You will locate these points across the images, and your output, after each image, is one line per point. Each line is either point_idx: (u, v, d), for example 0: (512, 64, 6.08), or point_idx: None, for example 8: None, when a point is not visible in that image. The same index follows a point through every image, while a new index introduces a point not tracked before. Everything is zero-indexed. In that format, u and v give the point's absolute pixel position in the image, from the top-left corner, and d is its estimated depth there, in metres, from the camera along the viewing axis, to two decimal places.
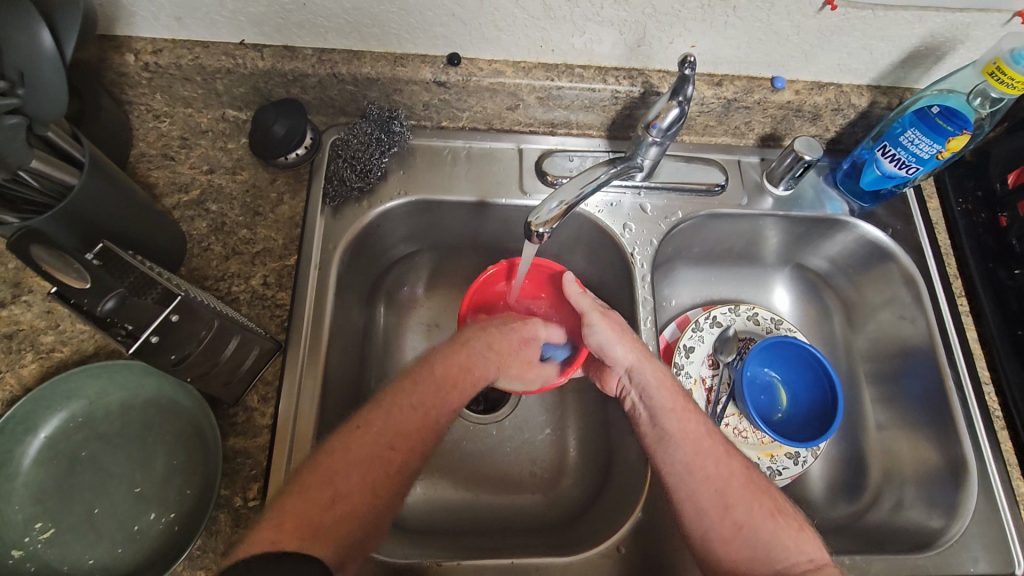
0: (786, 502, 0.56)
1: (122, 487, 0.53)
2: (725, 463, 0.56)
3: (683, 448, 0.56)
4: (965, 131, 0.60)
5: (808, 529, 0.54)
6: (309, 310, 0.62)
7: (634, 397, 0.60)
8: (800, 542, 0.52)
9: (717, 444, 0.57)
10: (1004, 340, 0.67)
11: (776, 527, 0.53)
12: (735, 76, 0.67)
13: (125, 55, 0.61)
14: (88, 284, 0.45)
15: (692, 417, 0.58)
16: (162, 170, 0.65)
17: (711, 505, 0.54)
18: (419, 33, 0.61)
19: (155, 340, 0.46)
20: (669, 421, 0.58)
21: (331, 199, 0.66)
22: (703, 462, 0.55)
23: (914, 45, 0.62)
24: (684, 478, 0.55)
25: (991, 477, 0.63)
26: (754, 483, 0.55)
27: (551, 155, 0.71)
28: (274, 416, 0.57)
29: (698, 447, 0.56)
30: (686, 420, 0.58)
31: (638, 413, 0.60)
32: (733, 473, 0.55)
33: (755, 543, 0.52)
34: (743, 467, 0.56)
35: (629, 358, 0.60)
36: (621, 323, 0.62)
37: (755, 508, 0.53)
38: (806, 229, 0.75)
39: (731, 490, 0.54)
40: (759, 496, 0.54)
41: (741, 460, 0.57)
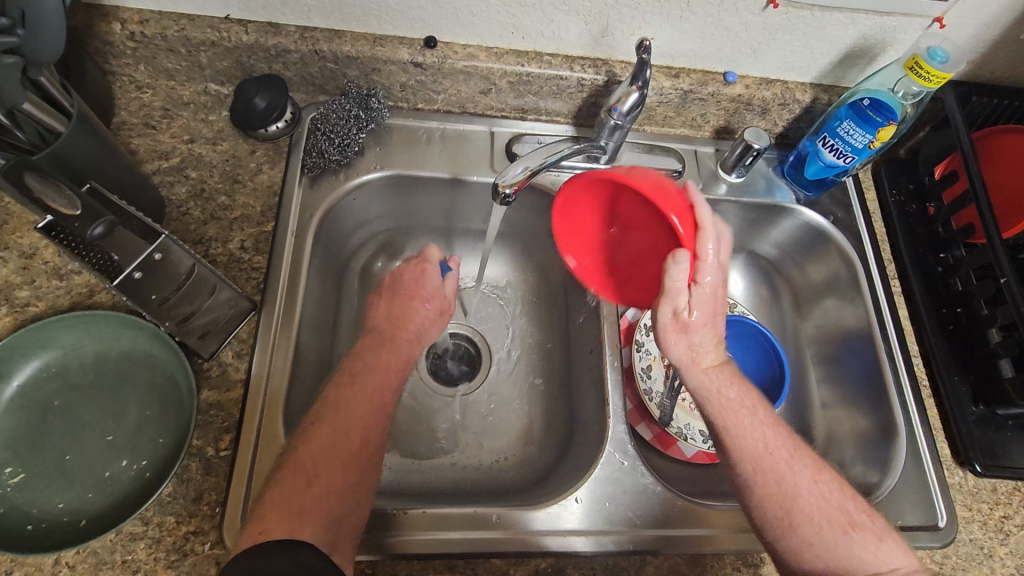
0: (860, 512, 0.55)
1: (95, 435, 0.54)
2: (791, 478, 0.55)
3: (744, 466, 0.56)
4: (892, 122, 0.66)
5: (888, 539, 0.53)
6: (286, 273, 0.64)
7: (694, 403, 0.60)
8: (878, 551, 0.52)
9: (781, 458, 0.56)
10: (929, 317, 0.73)
11: (850, 542, 0.52)
12: (691, 69, 0.73)
13: (112, 24, 0.63)
14: (79, 210, 0.49)
15: (753, 431, 0.57)
16: (144, 138, 0.67)
17: (778, 520, 0.54)
18: (397, 15, 0.65)
19: (138, 275, 0.52)
20: (734, 435, 0.57)
21: (310, 170, 0.68)
22: (764, 479, 0.55)
23: (849, 45, 0.69)
24: (743, 492, 0.56)
25: (917, 438, 0.68)
26: (822, 498, 0.55)
27: (520, 137, 0.75)
28: (247, 371, 0.59)
29: (763, 463, 0.56)
30: (751, 434, 0.57)
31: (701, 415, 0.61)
32: (798, 490, 0.55)
33: (833, 558, 0.52)
34: (812, 480, 0.56)
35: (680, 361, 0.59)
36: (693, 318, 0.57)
37: (825, 527, 0.53)
38: (757, 216, 0.81)
39: (797, 507, 0.54)
40: (827, 511, 0.54)
41: (810, 472, 0.56)
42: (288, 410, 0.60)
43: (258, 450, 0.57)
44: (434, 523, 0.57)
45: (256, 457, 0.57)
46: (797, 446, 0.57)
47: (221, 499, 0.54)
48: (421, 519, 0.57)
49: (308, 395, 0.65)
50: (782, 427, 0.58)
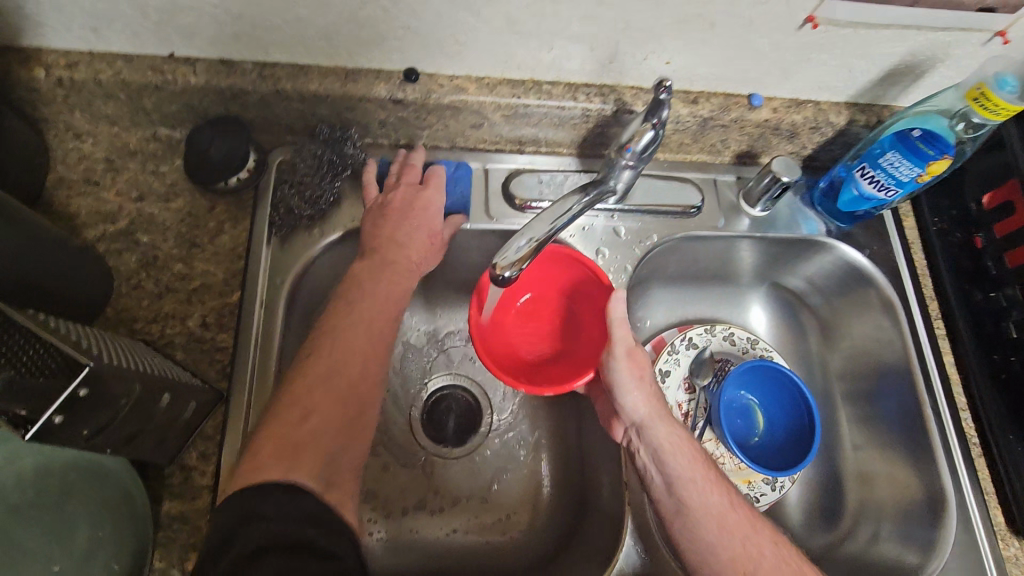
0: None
1: (37, 565, 0.45)
2: (754, 539, 0.52)
3: (709, 525, 0.53)
4: (946, 156, 0.57)
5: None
6: (255, 352, 0.56)
7: (645, 455, 0.57)
8: None
9: (745, 518, 0.53)
10: (980, 365, 0.66)
11: None
12: (711, 93, 0.63)
13: (35, 70, 0.54)
14: None
15: (715, 488, 0.54)
16: (85, 198, 0.58)
17: None
18: (371, 47, 0.55)
19: None
20: (691, 491, 0.54)
21: (279, 228, 0.60)
22: (728, 542, 0.52)
23: (893, 63, 0.60)
24: (706, 557, 0.52)
25: (967, 507, 0.62)
26: (783, 560, 0.52)
27: (518, 174, 0.66)
28: (216, 474, 0.52)
29: (722, 524, 0.52)
30: (713, 490, 0.54)
31: (652, 477, 0.57)
32: (762, 552, 0.51)
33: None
34: (773, 541, 0.53)
35: (639, 415, 0.57)
36: (641, 369, 0.58)
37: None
38: (782, 250, 0.73)
39: (762, 573, 0.50)
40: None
41: (771, 533, 0.53)
42: None
43: None
44: None
45: None
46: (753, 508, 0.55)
47: None
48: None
49: None
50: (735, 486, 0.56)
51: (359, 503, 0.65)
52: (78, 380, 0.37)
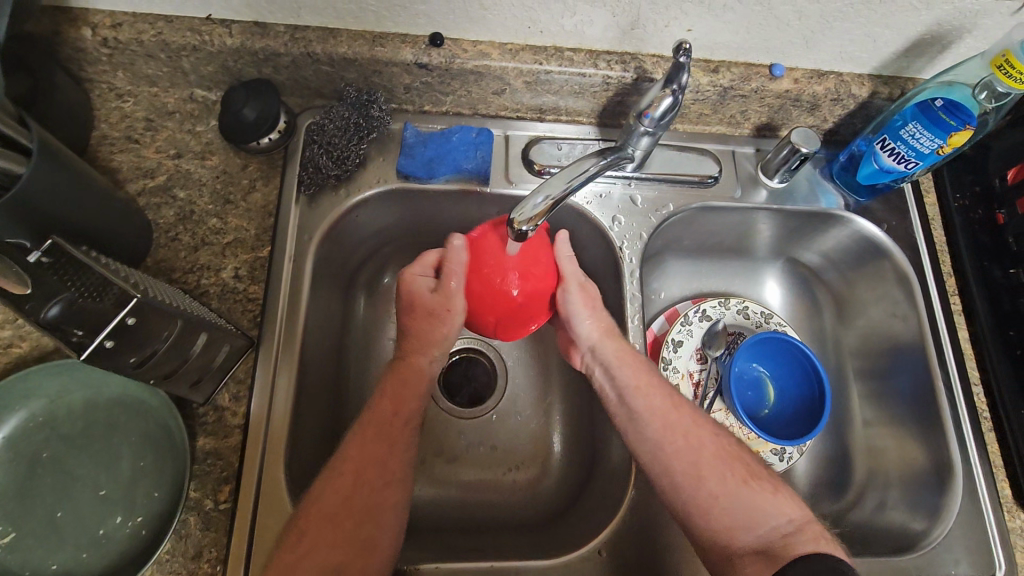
0: (758, 466, 0.56)
1: (87, 489, 0.51)
2: (696, 434, 0.56)
3: (653, 424, 0.57)
4: (968, 127, 0.57)
5: (783, 490, 0.55)
6: (284, 304, 0.59)
7: (599, 374, 0.61)
8: (775, 502, 0.53)
9: (686, 416, 0.58)
10: (995, 341, 0.66)
11: (752, 493, 0.53)
12: (732, 63, 0.64)
13: (82, 30, 0.56)
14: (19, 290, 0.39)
15: (658, 391, 0.59)
16: (126, 154, 0.62)
17: (685, 476, 0.54)
18: (398, 11, 0.57)
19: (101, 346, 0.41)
20: (637, 399, 0.58)
21: (307, 187, 0.62)
22: (673, 437, 0.56)
23: (919, 33, 0.60)
24: (655, 453, 0.56)
25: (975, 478, 0.62)
26: (721, 447, 0.56)
27: (538, 142, 0.68)
28: (246, 415, 0.55)
29: (666, 421, 0.57)
30: (654, 391, 0.59)
31: (605, 393, 0.61)
32: (702, 443, 0.56)
33: (735, 511, 0.53)
34: (711, 433, 0.57)
35: (587, 336, 0.61)
36: (593, 299, 0.62)
37: (727, 476, 0.54)
38: (799, 223, 0.73)
39: (702, 462, 0.55)
40: (731, 463, 0.55)
41: (711, 428, 0.58)
42: (290, 455, 0.56)
43: (260, 502, 0.53)
44: None
45: (257, 510, 0.53)
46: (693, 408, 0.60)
47: (222, 556, 0.51)
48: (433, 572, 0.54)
49: (313, 433, 0.61)
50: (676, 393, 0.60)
51: None
52: (127, 308, 0.41)
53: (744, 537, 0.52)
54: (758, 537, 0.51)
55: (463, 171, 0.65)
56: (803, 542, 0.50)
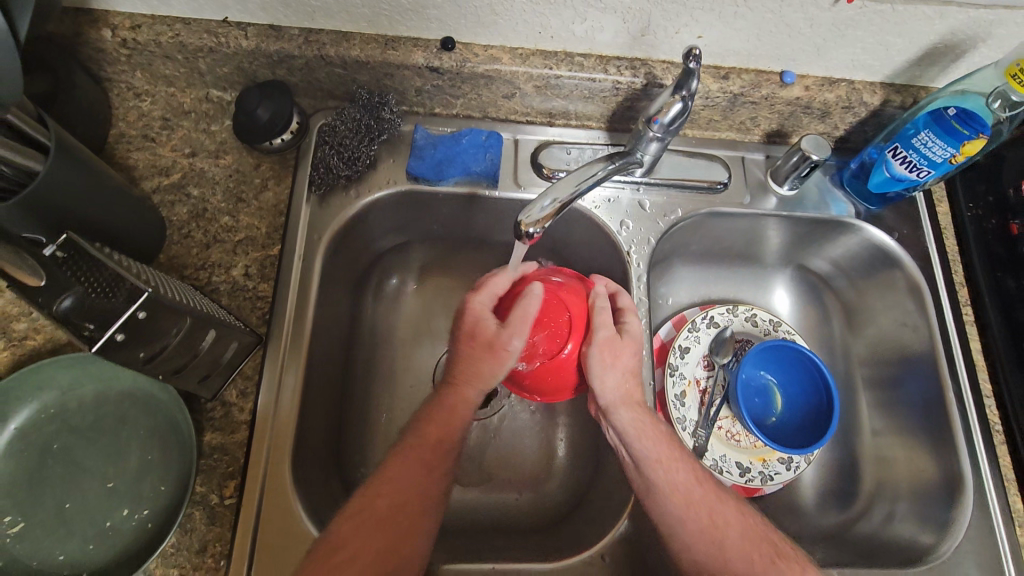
0: (784, 543, 0.54)
1: (96, 481, 0.52)
2: (719, 511, 0.54)
3: (675, 501, 0.54)
4: (982, 136, 0.57)
5: (813, 572, 0.52)
6: (292, 303, 0.60)
7: (616, 437, 0.57)
8: None
9: (710, 492, 0.55)
10: (1007, 352, 0.65)
11: None
12: (743, 69, 0.64)
13: (102, 31, 0.58)
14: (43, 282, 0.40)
15: (681, 465, 0.55)
16: (143, 152, 0.63)
17: (707, 558, 0.52)
18: (410, 15, 0.58)
19: (120, 339, 0.41)
20: (657, 473, 0.55)
21: (318, 187, 0.63)
22: (694, 516, 0.53)
23: (932, 42, 0.59)
24: (676, 532, 0.53)
25: (987, 493, 0.61)
26: (747, 524, 0.54)
27: (547, 146, 0.68)
28: (253, 411, 0.56)
29: (688, 498, 0.54)
30: (679, 466, 0.55)
31: (623, 457, 0.57)
32: (727, 523, 0.53)
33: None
34: (737, 512, 0.55)
35: (607, 399, 0.57)
36: (618, 356, 0.57)
37: (756, 561, 0.52)
38: (810, 230, 0.73)
39: (727, 542, 0.52)
40: (754, 543, 0.53)
41: (735, 506, 0.55)
42: (296, 452, 0.57)
43: (264, 497, 0.54)
44: None
45: (262, 506, 0.54)
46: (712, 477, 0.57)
47: (227, 551, 0.52)
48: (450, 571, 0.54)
49: (318, 431, 0.61)
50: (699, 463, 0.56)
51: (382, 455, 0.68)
52: (138, 304, 0.41)
53: None
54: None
55: (472, 174, 0.66)
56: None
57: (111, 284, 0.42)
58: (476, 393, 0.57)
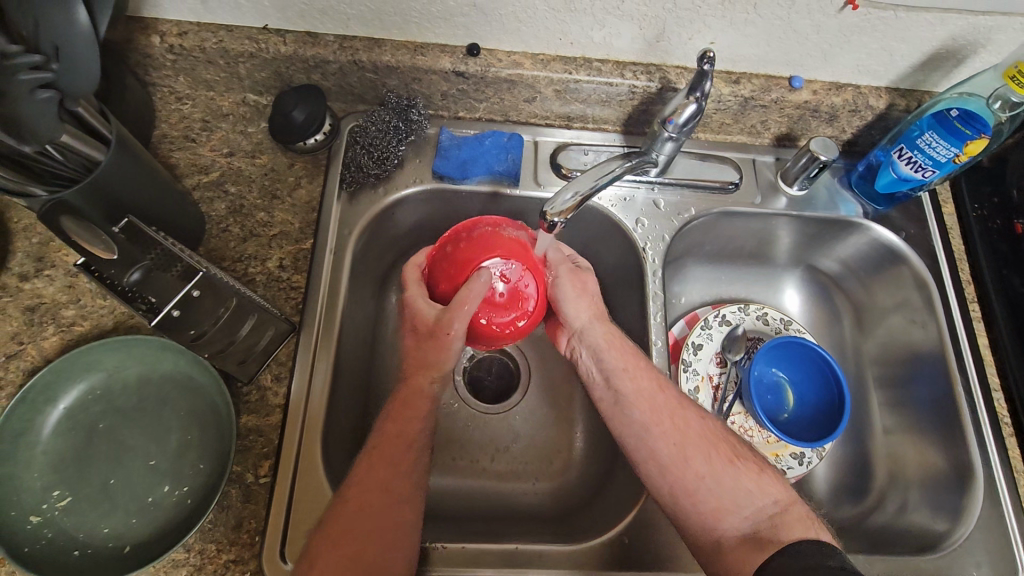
0: (743, 448, 0.57)
1: (138, 459, 0.54)
2: (679, 415, 0.57)
3: (639, 407, 0.58)
4: (983, 135, 0.60)
5: (768, 471, 0.55)
6: (324, 293, 0.63)
7: (586, 357, 0.62)
8: (759, 482, 0.54)
9: (672, 399, 0.58)
10: (1015, 347, 0.67)
11: (736, 473, 0.54)
12: (754, 74, 0.67)
13: (151, 37, 0.62)
14: (115, 256, 0.47)
15: (645, 373, 0.59)
16: (184, 151, 0.66)
17: (670, 456, 0.55)
18: (439, 22, 0.61)
19: (176, 314, 0.48)
20: (623, 381, 0.59)
21: (349, 184, 0.66)
22: (657, 418, 0.57)
23: (935, 47, 0.62)
24: (643, 436, 0.56)
25: (996, 482, 0.62)
26: (709, 431, 0.57)
27: (566, 148, 0.71)
28: (286, 396, 0.58)
29: (651, 403, 0.57)
30: (645, 376, 0.59)
31: (593, 376, 0.62)
32: (687, 425, 0.56)
33: (720, 490, 0.53)
34: (698, 417, 0.57)
35: (576, 323, 0.62)
36: (583, 284, 0.62)
37: (713, 457, 0.55)
38: (819, 230, 0.75)
39: (687, 441, 0.55)
40: (714, 444, 0.56)
41: (697, 411, 0.58)
42: (326, 436, 0.59)
43: (298, 477, 0.56)
44: (472, 559, 0.55)
45: (294, 485, 0.56)
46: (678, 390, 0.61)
47: (261, 527, 0.54)
48: (434, 553, 0.55)
49: (346, 417, 0.64)
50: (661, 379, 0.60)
51: None
52: (192, 283, 0.48)
53: (732, 520, 0.52)
54: (744, 520, 0.52)
55: (495, 173, 0.69)
56: (794, 523, 0.51)
57: (170, 262, 0.49)
58: (429, 384, 0.56)
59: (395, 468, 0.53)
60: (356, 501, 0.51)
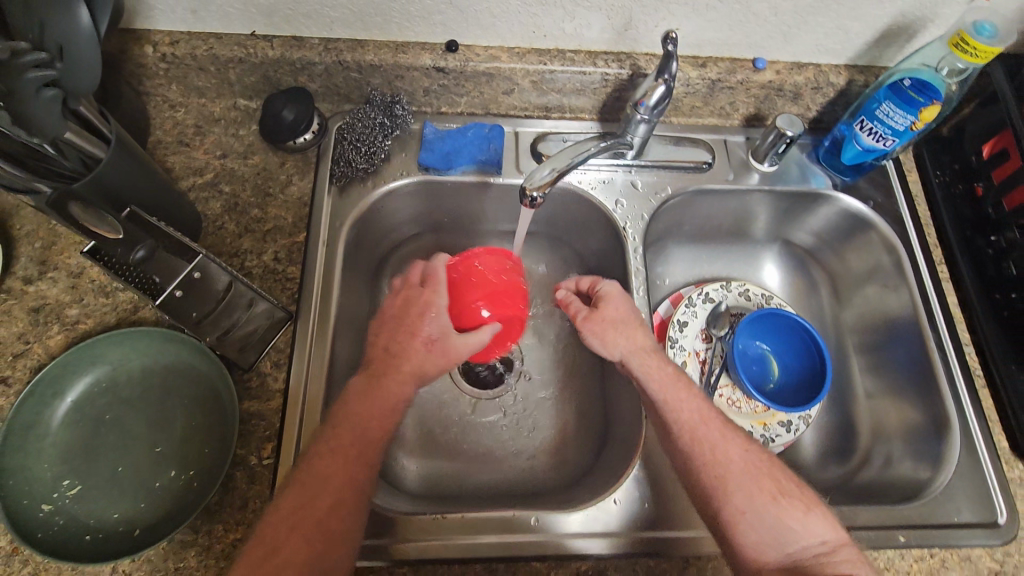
0: (790, 482, 0.56)
1: (144, 447, 0.56)
2: (724, 446, 0.56)
3: (682, 438, 0.57)
4: (935, 102, 0.63)
5: (815, 508, 0.54)
6: (318, 282, 0.65)
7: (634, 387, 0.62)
8: (805, 521, 0.53)
9: (714, 429, 0.57)
10: (982, 301, 0.70)
11: (779, 511, 0.53)
12: (719, 58, 0.71)
13: (144, 47, 0.65)
14: (121, 234, 0.53)
15: (688, 406, 0.58)
16: (179, 155, 0.69)
17: (709, 486, 0.54)
18: (418, 21, 0.65)
19: (179, 294, 0.55)
20: (664, 412, 0.58)
21: (338, 179, 0.69)
22: (698, 448, 0.56)
23: (886, 24, 0.66)
24: (685, 466, 0.56)
25: (972, 430, 0.65)
26: (754, 465, 0.55)
27: (545, 137, 0.74)
28: (286, 381, 0.60)
29: (694, 434, 0.57)
30: (688, 406, 0.58)
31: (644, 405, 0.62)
32: (729, 458, 0.55)
33: (761, 527, 0.53)
34: (743, 449, 0.56)
35: (618, 355, 0.62)
36: (615, 319, 0.64)
37: (756, 493, 0.54)
38: (792, 204, 0.79)
39: (730, 476, 0.54)
40: (757, 479, 0.55)
41: (741, 441, 0.57)
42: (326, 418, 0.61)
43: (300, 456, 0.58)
44: (470, 527, 0.57)
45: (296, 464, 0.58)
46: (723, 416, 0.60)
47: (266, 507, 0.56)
48: (403, 519, 0.57)
49: None
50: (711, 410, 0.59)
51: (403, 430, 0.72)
52: (194, 265, 0.55)
53: (772, 555, 0.51)
54: (786, 555, 0.51)
55: (478, 163, 0.72)
56: (836, 562, 0.50)
57: (178, 250, 0.56)
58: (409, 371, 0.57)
59: (353, 429, 0.53)
60: (312, 463, 0.51)
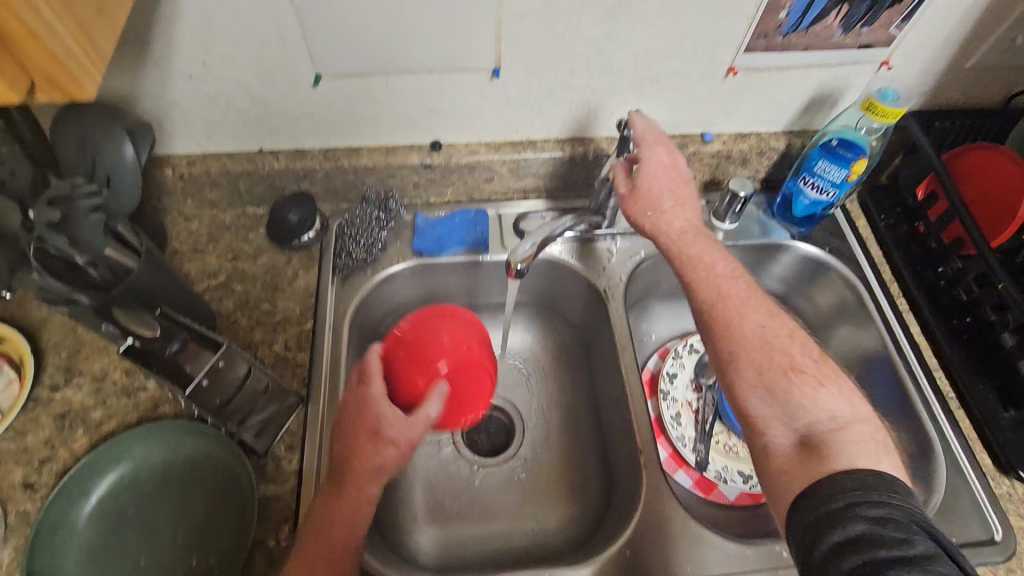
0: (811, 361, 0.58)
1: (166, 538, 0.58)
2: (744, 310, 0.61)
3: (701, 305, 0.63)
4: (862, 156, 0.72)
5: (829, 386, 0.56)
6: (326, 365, 0.69)
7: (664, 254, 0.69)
8: (815, 395, 0.55)
9: (733, 304, 0.61)
10: (942, 327, 0.75)
11: (790, 386, 0.56)
12: (672, 135, 0.80)
13: (164, 169, 0.73)
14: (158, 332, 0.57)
15: (707, 282, 0.63)
16: (194, 262, 0.76)
17: (720, 364, 0.60)
18: (406, 128, 0.74)
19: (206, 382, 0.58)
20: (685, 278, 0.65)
21: (341, 270, 0.76)
22: (714, 319, 0.61)
23: (811, 95, 0.76)
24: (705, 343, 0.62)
25: (956, 450, 0.68)
26: (768, 342, 0.59)
27: (526, 216, 0.82)
28: (300, 462, 0.63)
29: (712, 308, 0.62)
30: (707, 287, 0.63)
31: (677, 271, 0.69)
32: (744, 334, 0.60)
33: (772, 403, 0.56)
34: (761, 325, 0.60)
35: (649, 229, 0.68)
36: (649, 195, 0.68)
37: (766, 368, 0.57)
38: (757, 256, 0.85)
39: (745, 346, 0.59)
40: (770, 352, 0.58)
41: (761, 318, 0.61)
42: None
43: None
44: None
45: None
46: (752, 294, 0.62)
47: None
48: None
49: None
50: (737, 279, 0.63)
51: (414, 503, 0.74)
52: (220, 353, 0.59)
53: (778, 433, 0.55)
54: (794, 428, 0.54)
55: (467, 245, 0.79)
56: (841, 439, 0.52)
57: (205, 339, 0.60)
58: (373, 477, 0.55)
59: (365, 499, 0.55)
60: (330, 525, 0.53)
